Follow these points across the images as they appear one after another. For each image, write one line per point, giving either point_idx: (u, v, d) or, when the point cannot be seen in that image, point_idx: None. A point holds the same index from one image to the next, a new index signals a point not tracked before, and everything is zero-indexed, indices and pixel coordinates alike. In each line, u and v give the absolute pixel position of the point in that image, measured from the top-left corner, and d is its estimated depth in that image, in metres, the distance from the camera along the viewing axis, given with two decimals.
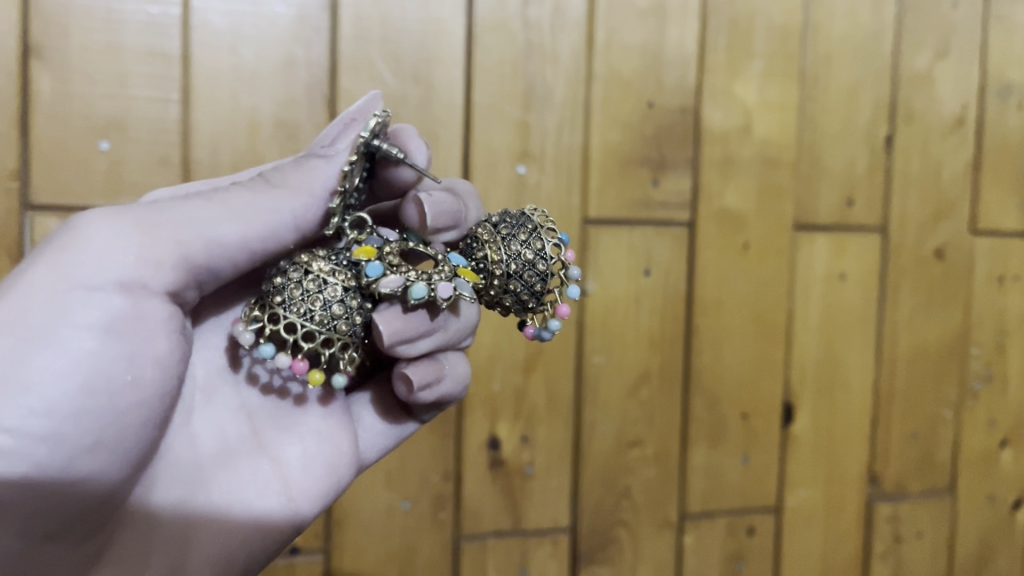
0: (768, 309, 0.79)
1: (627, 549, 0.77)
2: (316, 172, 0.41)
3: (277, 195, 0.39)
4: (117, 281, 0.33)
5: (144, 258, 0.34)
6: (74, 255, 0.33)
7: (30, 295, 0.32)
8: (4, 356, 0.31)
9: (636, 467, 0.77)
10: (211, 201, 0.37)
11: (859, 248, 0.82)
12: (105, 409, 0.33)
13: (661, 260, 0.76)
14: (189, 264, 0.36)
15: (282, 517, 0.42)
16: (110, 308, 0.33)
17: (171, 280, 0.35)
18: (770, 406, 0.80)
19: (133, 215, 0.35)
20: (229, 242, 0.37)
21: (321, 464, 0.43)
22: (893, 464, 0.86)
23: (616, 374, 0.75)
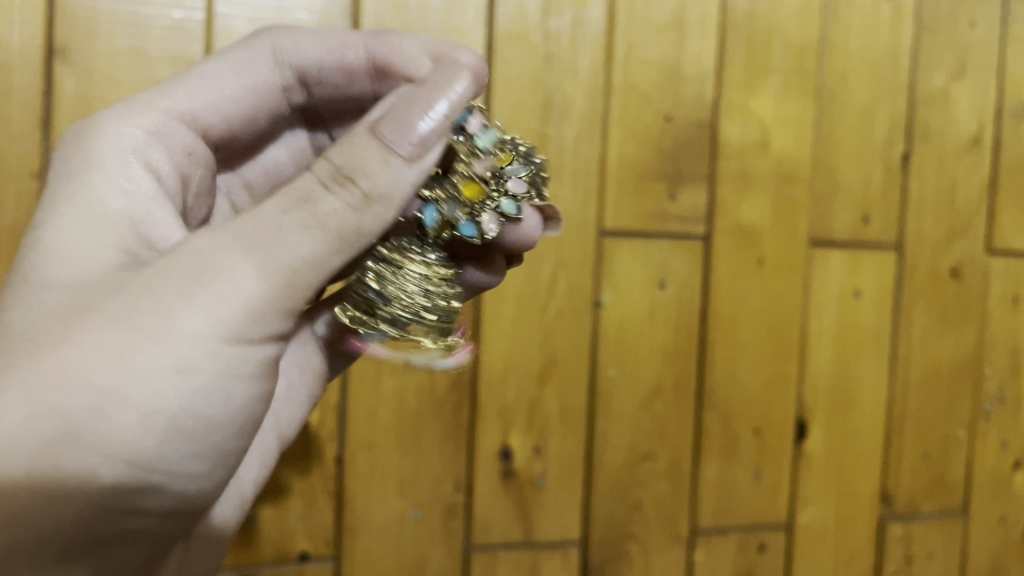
0: (783, 324, 0.79)
1: (637, 564, 0.77)
2: (399, 176, 0.36)
3: (372, 215, 0.36)
4: (236, 321, 0.34)
5: (258, 305, 0.35)
6: (205, 302, 0.34)
7: (140, 340, 0.33)
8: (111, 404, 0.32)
9: (648, 481, 0.76)
10: (313, 222, 0.35)
11: (873, 266, 0.82)
12: (199, 439, 0.35)
13: (676, 274, 0.76)
14: (303, 291, 0.36)
15: (270, 443, 0.47)
16: (218, 349, 0.34)
17: (276, 319, 0.36)
18: (783, 422, 0.80)
19: (256, 257, 0.35)
20: (333, 271, 0.36)
21: (303, 392, 0.48)
22: (906, 484, 0.85)
23: (629, 387, 0.75)
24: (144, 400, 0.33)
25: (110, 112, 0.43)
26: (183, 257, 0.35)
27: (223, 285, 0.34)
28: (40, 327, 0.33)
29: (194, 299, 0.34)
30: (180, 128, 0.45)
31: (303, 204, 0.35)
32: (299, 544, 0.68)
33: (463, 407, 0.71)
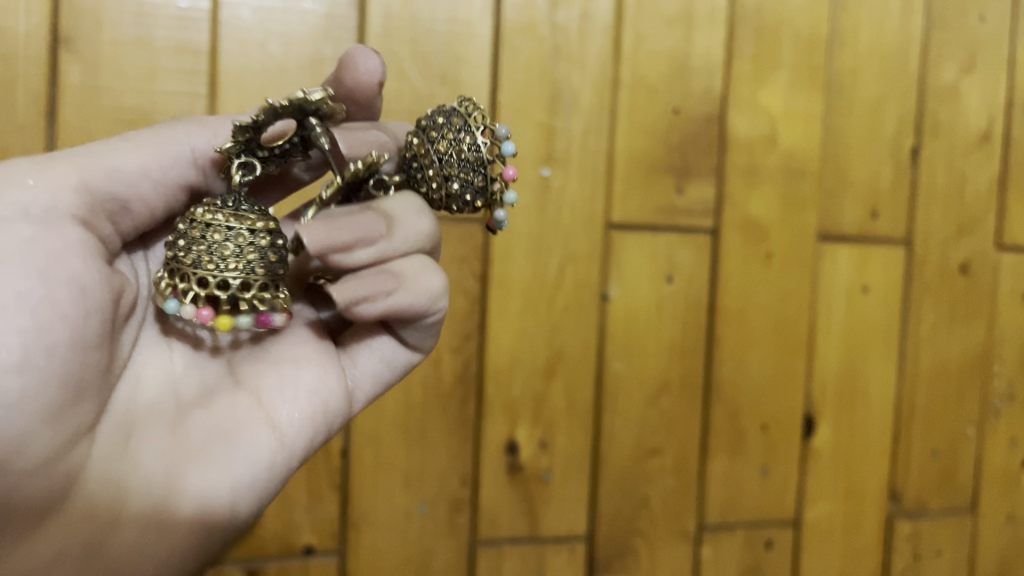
0: (791, 320, 0.79)
1: (644, 560, 0.76)
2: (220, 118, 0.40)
3: (179, 130, 0.38)
4: (28, 212, 0.34)
5: (52, 188, 0.34)
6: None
7: None
8: None
9: (654, 477, 0.76)
10: (122, 141, 0.37)
11: (882, 261, 0.82)
12: (13, 338, 0.32)
13: (684, 268, 0.75)
14: (94, 194, 0.35)
15: (269, 449, 0.38)
16: (20, 236, 0.33)
17: (74, 203, 0.35)
18: (790, 418, 0.80)
19: (60, 162, 0.35)
20: (131, 169, 0.36)
21: (306, 389, 0.39)
22: (914, 480, 0.85)
23: (636, 383, 0.75)
24: None
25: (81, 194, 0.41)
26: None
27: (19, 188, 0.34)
28: None
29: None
30: None
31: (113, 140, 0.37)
32: (304, 539, 0.67)
33: (470, 401, 0.70)
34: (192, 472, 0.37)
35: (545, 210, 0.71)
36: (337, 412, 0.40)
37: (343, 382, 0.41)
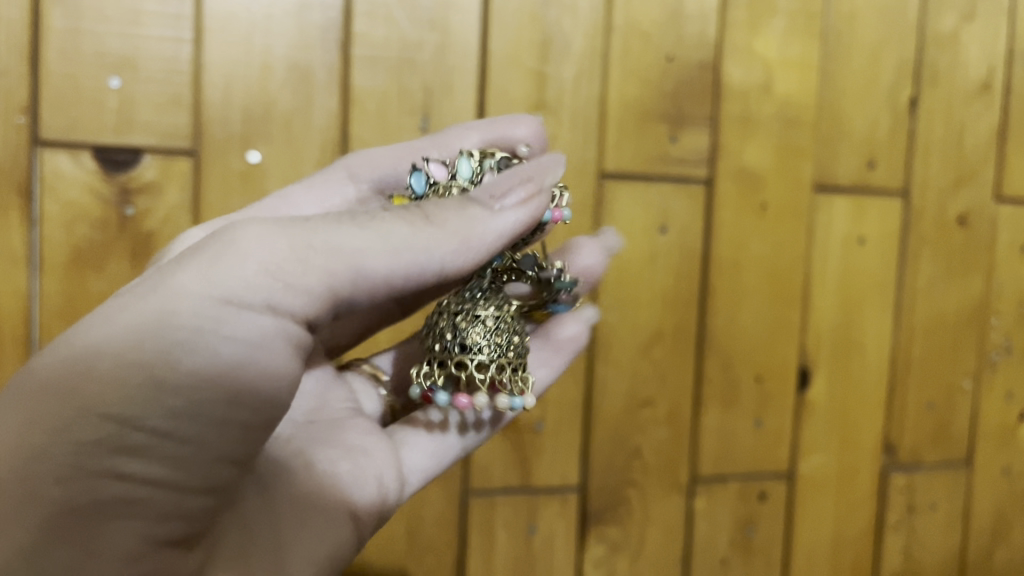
0: (786, 271, 0.78)
1: (636, 511, 0.76)
2: (477, 218, 0.39)
3: (436, 234, 0.37)
4: (275, 259, 0.34)
5: (294, 252, 0.34)
6: (322, 226, 0.36)
7: (292, 233, 0.35)
8: (340, 251, 0.35)
9: (647, 428, 0.76)
10: (369, 227, 0.36)
11: (879, 212, 0.81)
12: (345, 284, 0.35)
13: (677, 218, 0.75)
14: (330, 293, 0.35)
15: (376, 504, 0.45)
16: (362, 248, 0.35)
17: (332, 270, 0.35)
18: (785, 369, 0.79)
19: (308, 232, 0.35)
20: (376, 276, 0.36)
21: (428, 453, 0.50)
22: (909, 433, 0.84)
23: (629, 334, 0.74)
24: (346, 259, 0.35)
25: (258, 223, 0.35)
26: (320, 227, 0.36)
27: (258, 279, 0.34)
28: (186, 255, 0.35)
29: (310, 226, 0.36)
30: (365, 257, 0.35)
31: (370, 216, 0.37)
32: None
33: None
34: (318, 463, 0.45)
35: None
36: (453, 445, 0.51)
37: (452, 432, 0.51)
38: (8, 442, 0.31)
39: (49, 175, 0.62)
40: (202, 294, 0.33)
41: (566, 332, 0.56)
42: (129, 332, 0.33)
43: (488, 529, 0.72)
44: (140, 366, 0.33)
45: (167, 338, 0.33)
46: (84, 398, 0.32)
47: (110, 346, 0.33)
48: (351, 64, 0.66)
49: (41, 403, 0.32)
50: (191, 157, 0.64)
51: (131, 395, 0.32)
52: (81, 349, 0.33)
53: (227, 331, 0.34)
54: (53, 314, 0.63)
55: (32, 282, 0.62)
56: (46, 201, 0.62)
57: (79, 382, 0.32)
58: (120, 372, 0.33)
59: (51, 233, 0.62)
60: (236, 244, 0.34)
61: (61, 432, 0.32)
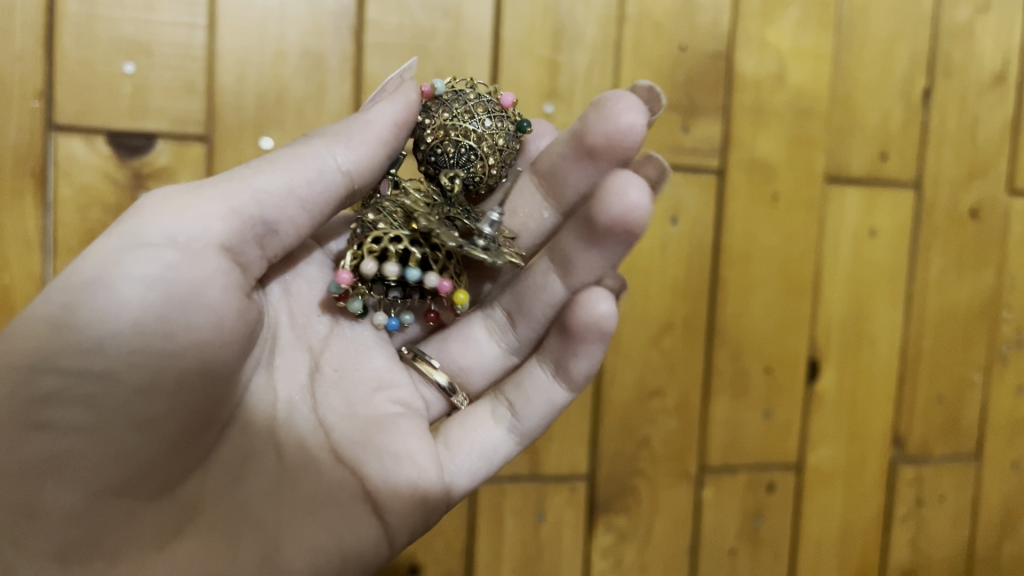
0: (797, 262, 0.78)
1: (644, 500, 0.76)
2: (353, 125, 0.45)
3: (318, 147, 0.44)
4: (175, 197, 0.40)
5: (191, 190, 0.41)
6: (218, 177, 0.42)
7: (187, 184, 0.41)
8: (237, 181, 0.42)
9: (656, 418, 0.76)
10: (257, 164, 0.43)
11: (891, 204, 0.81)
12: (249, 204, 0.41)
13: (689, 208, 0.75)
14: (242, 216, 0.41)
15: (404, 491, 0.45)
16: (255, 174, 0.42)
17: (232, 194, 0.41)
18: (794, 360, 0.79)
19: (203, 179, 0.42)
20: (276, 194, 0.42)
21: (482, 453, 0.49)
22: (918, 425, 0.84)
23: (639, 323, 0.74)
24: (243, 187, 0.41)
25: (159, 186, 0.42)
26: (215, 177, 0.42)
27: (161, 217, 0.39)
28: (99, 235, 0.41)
29: (204, 179, 0.42)
30: (261, 182, 0.42)
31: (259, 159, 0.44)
32: None
33: None
34: (334, 452, 0.45)
35: None
36: (502, 440, 0.50)
37: (507, 424, 0.50)
38: None
39: (64, 159, 0.62)
40: (110, 243, 0.38)
41: (591, 314, 0.46)
42: (49, 295, 0.38)
43: (496, 516, 0.73)
44: (60, 319, 0.37)
45: (83, 289, 0.37)
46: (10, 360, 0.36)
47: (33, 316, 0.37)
48: (364, 50, 0.66)
49: None
50: (204, 142, 0.64)
51: (50, 340, 0.37)
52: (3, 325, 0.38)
53: (139, 262, 0.38)
54: None
55: (46, 265, 0.62)
56: (59, 185, 0.62)
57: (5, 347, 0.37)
58: (42, 330, 0.37)
59: (66, 216, 0.62)
60: (140, 201, 0.40)
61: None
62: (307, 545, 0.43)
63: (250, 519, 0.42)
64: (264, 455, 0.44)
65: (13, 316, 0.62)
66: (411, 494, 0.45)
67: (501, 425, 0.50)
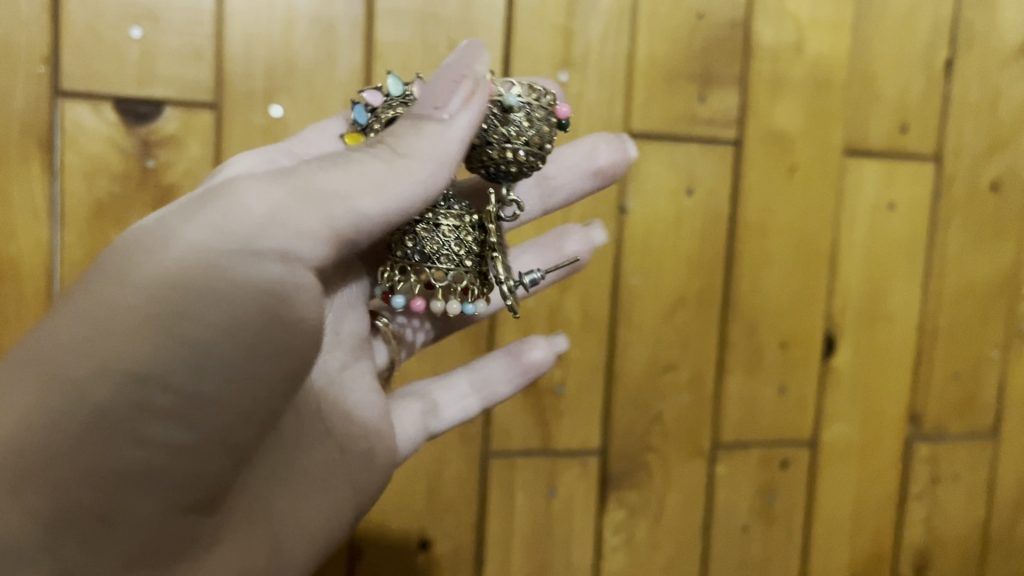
0: (813, 235, 0.77)
1: (657, 476, 0.75)
2: (436, 131, 0.40)
3: (407, 162, 0.39)
4: (266, 210, 0.36)
5: (281, 203, 0.36)
6: (303, 182, 0.37)
7: (277, 189, 0.36)
8: (330, 196, 0.37)
9: (669, 393, 0.75)
10: (344, 171, 0.38)
11: (910, 177, 0.79)
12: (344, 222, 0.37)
13: (704, 180, 0.73)
14: (334, 237, 0.37)
15: (374, 478, 0.51)
16: (348, 186, 0.38)
17: (324, 214, 0.37)
18: (810, 336, 0.78)
19: (289, 185, 0.37)
20: (370, 215, 0.38)
21: (417, 436, 0.54)
22: (935, 402, 0.83)
23: (652, 297, 0.73)
24: (339, 206, 0.37)
25: (241, 183, 0.37)
26: (298, 182, 0.37)
27: (259, 237, 0.35)
28: (163, 230, 0.36)
29: (289, 181, 0.37)
30: (355, 198, 0.38)
31: (335, 159, 0.39)
32: None
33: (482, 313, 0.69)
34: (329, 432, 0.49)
35: None
36: (429, 430, 0.55)
37: (432, 417, 0.55)
38: (35, 418, 0.34)
39: (70, 126, 0.61)
40: (211, 264, 0.35)
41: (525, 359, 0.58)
42: (135, 302, 0.35)
43: (508, 491, 0.72)
44: (158, 337, 0.35)
45: (180, 309, 0.35)
46: (99, 370, 0.34)
47: (122, 326, 0.35)
48: (375, 17, 0.64)
49: (56, 381, 0.34)
50: (213, 110, 0.63)
51: (149, 360, 0.35)
52: (79, 323, 0.35)
53: (243, 289, 0.35)
54: (74, 268, 0.62)
55: (53, 234, 0.62)
56: (66, 153, 0.61)
57: (86, 352, 0.34)
58: (136, 346, 0.35)
59: (73, 185, 0.61)
60: (227, 209, 0.35)
61: (78, 397, 0.34)
62: (307, 528, 0.48)
63: (264, 505, 0.46)
64: (280, 438, 0.47)
65: (21, 287, 0.62)
66: (370, 469, 0.50)
67: (430, 416, 0.55)
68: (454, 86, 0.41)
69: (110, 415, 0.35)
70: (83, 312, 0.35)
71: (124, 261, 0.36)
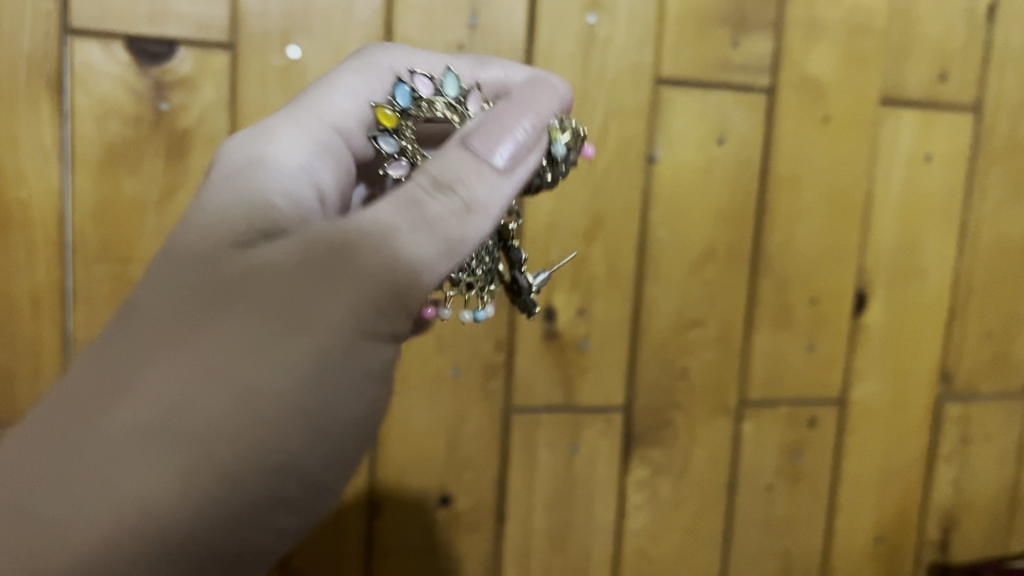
0: (847, 187, 0.74)
1: (682, 433, 0.74)
2: (490, 184, 0.39)
3: (475, 220, 0.38)
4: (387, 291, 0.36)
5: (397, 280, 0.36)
6: (410, 252, 0.37)
7: (389, 261, 0.36)
8: (424, 266, 0.37)
9: (696, 349, 0.73)
10: (429, 233, 0.37)
11: (948, 128, 0.76)
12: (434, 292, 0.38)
13: (736, 129, 0.71)
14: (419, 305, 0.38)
15: None
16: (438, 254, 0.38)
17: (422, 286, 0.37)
18: (841, 292, 0.76)
19: (400, 255, 0.37)
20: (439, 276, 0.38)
21: None
22: (967, 360, 0.81)
23: (680, 250, 0.71)
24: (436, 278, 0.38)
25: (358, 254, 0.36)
26: (404, 249, 0.37)
27: (380, 321, 0.37)
28: (289, 300, 0.35)
29: (400, 249, 0.37)
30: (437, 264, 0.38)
31: (410, 209, 0.37)
32: None
33: None
34: None
35: (589, 61, 0.66)
36: None
37: None
38: (167, 500, 0.33)
39: (80, 65, 0.59)
40: (343, 349, 0.36)
41: None
42: (277, 385, 0.35)
43: (530, 447, 0.70)
44: (296, 423, 0.35)
45: (319, 393, 0.35)
46: (244, 455, 0.34)
47: (264, 406, 0.34)
48: None
49: (195, 462, 0.33)
50: (228, 51, 0.61)
51: (289, 444, 0.35)
52: (220, 403, 0.34)
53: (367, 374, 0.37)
54: (86, 214, 0.60)
55: (64, 179, 0.60)
56: (76, 94, 0.59)
57: (229, 436, 0.34)
58: (280, 431, 0.35)
59: (84, 129, 0.59)
60: (351, 289, 0.36)
61: (223, 478, 0.34)
62: None
63: None
64: None
65: (32, 233, 0.60)
66: None
67: None
68: (518, 140, 0.41)
69: (250, 496, 0.35)
70: (209, 386, 0.34)
71: (256, 331, 0.35)
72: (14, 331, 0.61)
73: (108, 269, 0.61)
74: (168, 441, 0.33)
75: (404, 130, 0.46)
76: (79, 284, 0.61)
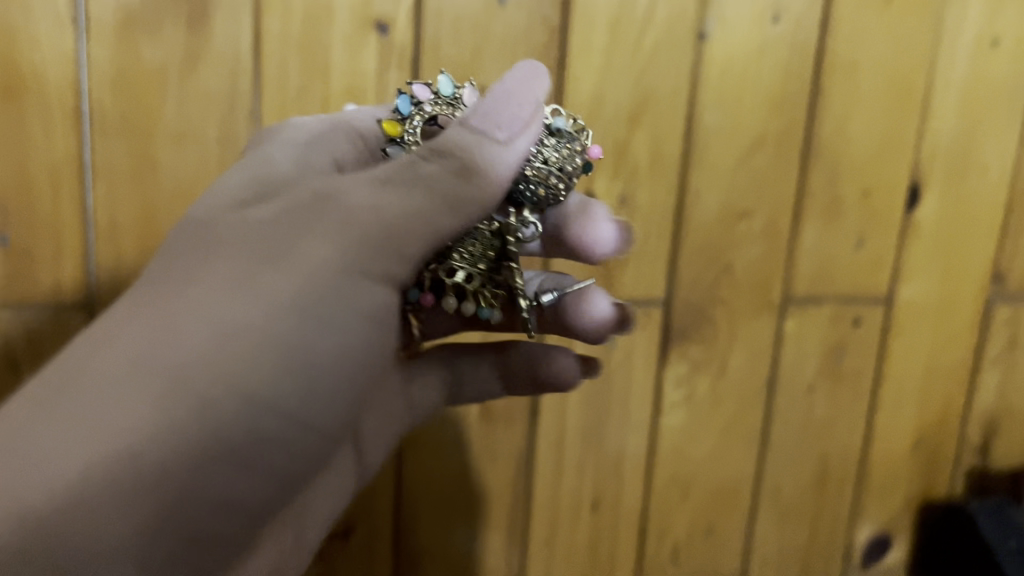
0: (907, 72, 0.70)
1: (723, 329, 0.71)
2: (494, 159, 0.41)
3: (473, 186, 0.41)
4: (370, 243, 0.40)
5: (378, 230, 0.40)
6: (399, 207, 0.40)
7: (374, 215, 0.40)
8: (418, 220, 0.40)
9: (741, 242, 0.70)
10: (415, 186, 0.41)
11: (1018, 10, 0.71)
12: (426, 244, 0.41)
13: (793, 5, 0.66)
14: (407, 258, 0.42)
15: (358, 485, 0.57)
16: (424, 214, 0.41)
17: (413, 239, 0.41)
18: (894, 185, 0.72)
19: (390, 206, 0.40)
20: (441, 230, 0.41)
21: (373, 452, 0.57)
22: (1020, 261, 0.78)
23: (729, 136, 0.67)
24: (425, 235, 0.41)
25: (350, 204, 0.41)
26: (394, 203, 0.41)
27: (365, 265, 0.41)
28: (284, 250, 0.40)
29: (386, 200, 0.41)
30: (433, 220, 0.41)
31: (407, 172, 0.41)
32: None
33: None
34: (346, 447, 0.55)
35: None
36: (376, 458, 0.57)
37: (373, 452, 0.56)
38: (155, 433, 0.36)
39: None
40: (326, 289, 0.40)
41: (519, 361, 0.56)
42: (274, 324, 0.39)
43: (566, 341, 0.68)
44: (285, 359, 0.39)
45: (308, 331, 0.40)
46: (243, 389, 0.38)
47: (258, 343, 0.39)
48: None
49: (195, 403, 0.37)
50: None
51: (280, 385, 0.39)
52: (217, 338, 0.38)
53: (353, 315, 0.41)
54: (103, 84, 0.57)
55: (79, 46, 0.56)
56: None
57: (226, 375, 0.38)
58: (268, 371, 0.39)
59: None
60: (340, 237, 0.40)
61: (207, 409, 0.37)
62: (322, 514, 0.55)
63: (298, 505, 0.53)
64: None
65: (47, 104, 0.56)
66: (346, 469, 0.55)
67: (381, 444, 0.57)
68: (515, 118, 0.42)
69: (241, 434, 0.39)
70: (195, 321, 0.38)
71: (258, 282, 0.39)
72: (32, 211, 0.57)
73: (128, 144, 0.58)
74: (174, 383, 0.37)
75: (410, 136, 0.47)
76: (98, 160, 0.58)
